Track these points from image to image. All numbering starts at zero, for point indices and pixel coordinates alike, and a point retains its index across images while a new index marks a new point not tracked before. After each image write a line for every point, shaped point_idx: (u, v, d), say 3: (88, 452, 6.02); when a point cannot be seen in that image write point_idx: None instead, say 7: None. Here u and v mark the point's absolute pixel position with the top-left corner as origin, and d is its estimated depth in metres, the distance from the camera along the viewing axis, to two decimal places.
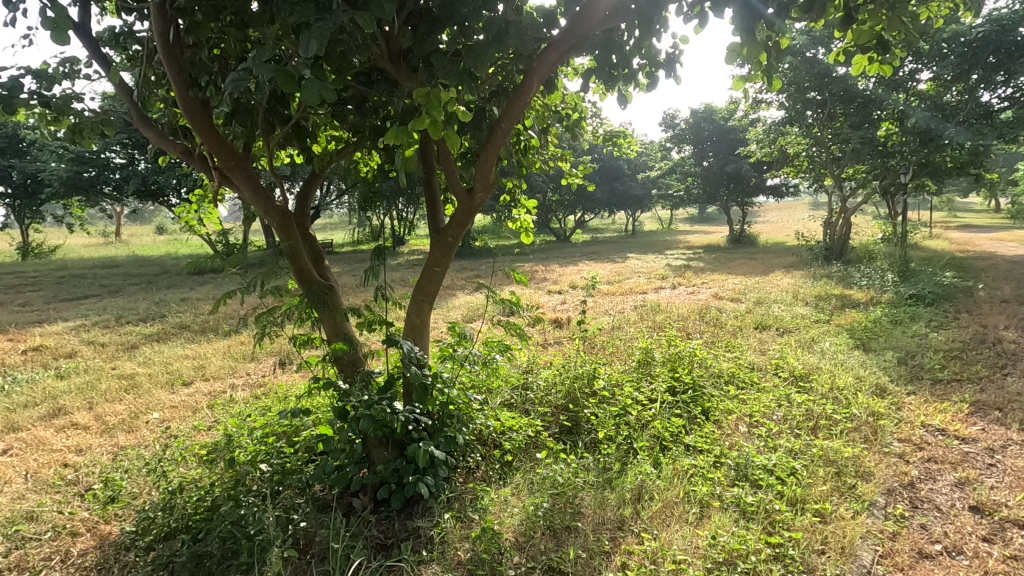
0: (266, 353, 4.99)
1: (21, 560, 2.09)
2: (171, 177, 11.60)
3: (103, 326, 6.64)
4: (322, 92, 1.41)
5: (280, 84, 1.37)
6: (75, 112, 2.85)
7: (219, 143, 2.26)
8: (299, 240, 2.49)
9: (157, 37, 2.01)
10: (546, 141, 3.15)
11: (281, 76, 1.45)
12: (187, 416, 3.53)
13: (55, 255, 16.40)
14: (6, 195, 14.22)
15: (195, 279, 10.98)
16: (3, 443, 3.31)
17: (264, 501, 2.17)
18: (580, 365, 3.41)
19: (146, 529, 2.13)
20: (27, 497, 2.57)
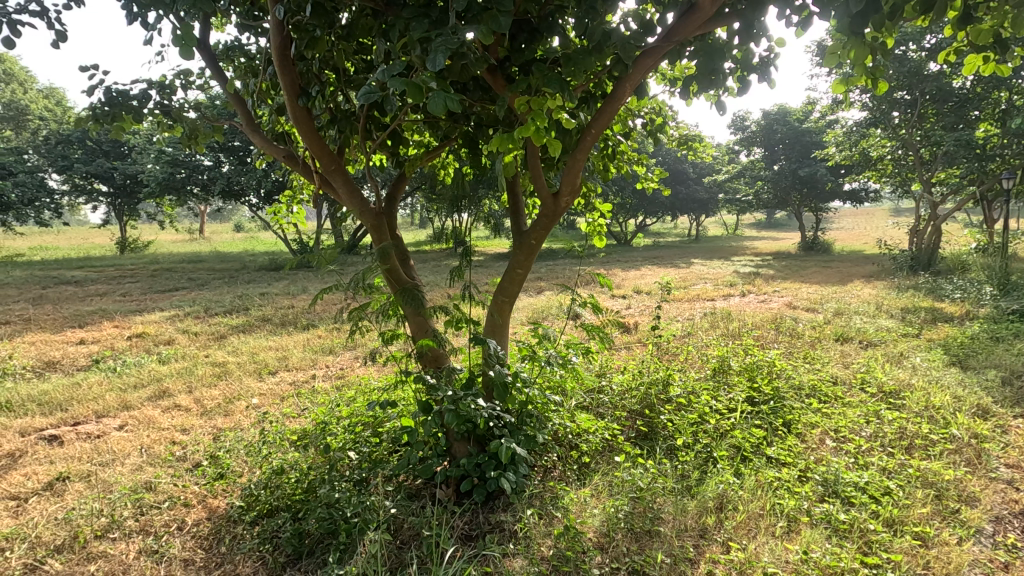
0: (344, 347, 5.25)
1: (146, 524, 2.33)
2: (253, 179, 12.31)
3: (195, 317, 7.17)
4: (447, 101, 1.48)
5: (410, 97, 1.45)
6: (189, 119, 3.13)
7: (322, 149, 2.41)
8: (391, 241, 2.62)
9: (274, 49, 2.17)
10: (629, 146, 3.15)
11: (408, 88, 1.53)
12: (276, 403, 3.77)
13: (148, 250, 17.83)
14: (110, 194, 15.54)
15: (273, 275, 11.61)
16: (119, 420, 3.64)
17: (357, 487, 2.29)
18: (654, 371, 3.39)
19: (251, 505, 2.33)
20: (144, 469, 2.84)
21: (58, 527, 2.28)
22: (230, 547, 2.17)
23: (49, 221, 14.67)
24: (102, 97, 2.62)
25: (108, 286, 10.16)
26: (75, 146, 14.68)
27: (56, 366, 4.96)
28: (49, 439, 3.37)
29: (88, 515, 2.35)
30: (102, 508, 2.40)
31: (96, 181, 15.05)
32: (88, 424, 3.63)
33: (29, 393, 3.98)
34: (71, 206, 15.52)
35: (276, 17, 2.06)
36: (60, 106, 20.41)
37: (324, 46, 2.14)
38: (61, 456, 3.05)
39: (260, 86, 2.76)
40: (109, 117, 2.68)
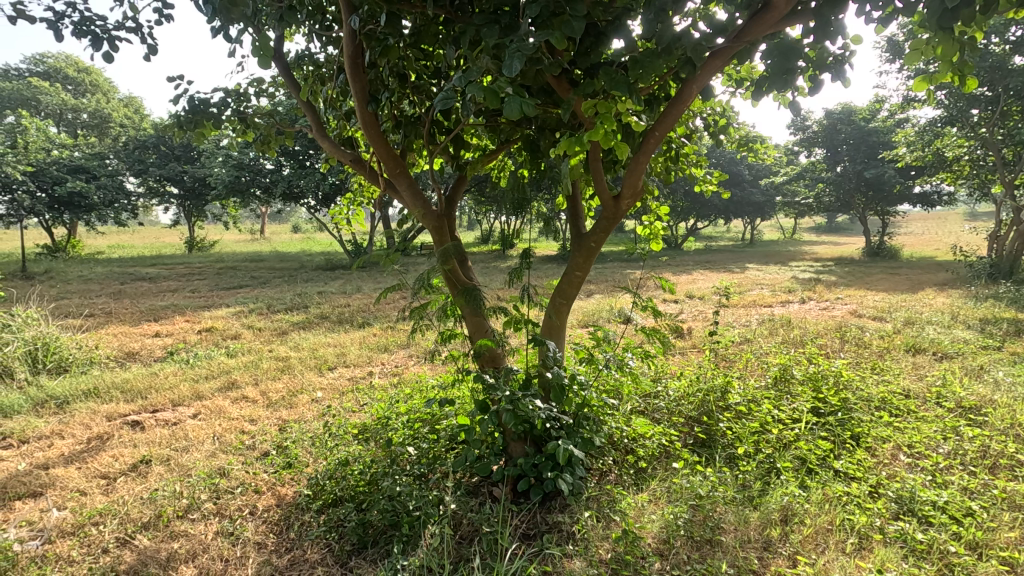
0: (397, 346, 5.38)
1: (222, 508, 2.47)
2: (312, 182, 12.79)
3: (258, 313, 7.52)
4: (524, 105, 1.52)
5: (487, 102, 1.50)
6: (261, 126, 3.32)
7: (387, 152, 2.49)
8: (451, 243, 2.68)
9: (346, 57, 2.26)
10: (692, 148, 3.10)
11: (483, 93, 1.57)
12: (336, 398, 3.91)
13: (214, 249, 18.83)
14: (180, 196, 16.56)
15: (329, 274, 12.03)
16: (192, 409, 3.87)
17: (417, 482, 2.35)
18: (712, 377, 3.31)
19: (318, 494, 2.45)
20: (218, 455, 3.02)
21: (145, 506, 2.45)
22: (298, 533, 2.28)
23: (127, 221, 15.62)
24: (185, 106, 2.81)
25: (178, 283, 10.78)
26: (150, 151, 15.82)
27: (136, 356, 5.31)
28: (132, 424, 3.62)
29: (170, 497, 2.52)
30: (182, 491, 2.56)
31: (169, 184, 16.14)
32: (166, 411, 3.87)
33: (113, 381, 4.28)
34: (146, 208, 16.50)
35: (350, 27, 2.15)
36: (138, 114, 21.83)
37: (395, 54, 2.21)
38: (143, 440, 3.28)
39: (330, 93, 2.89)
40: (192, 123, 2.87)
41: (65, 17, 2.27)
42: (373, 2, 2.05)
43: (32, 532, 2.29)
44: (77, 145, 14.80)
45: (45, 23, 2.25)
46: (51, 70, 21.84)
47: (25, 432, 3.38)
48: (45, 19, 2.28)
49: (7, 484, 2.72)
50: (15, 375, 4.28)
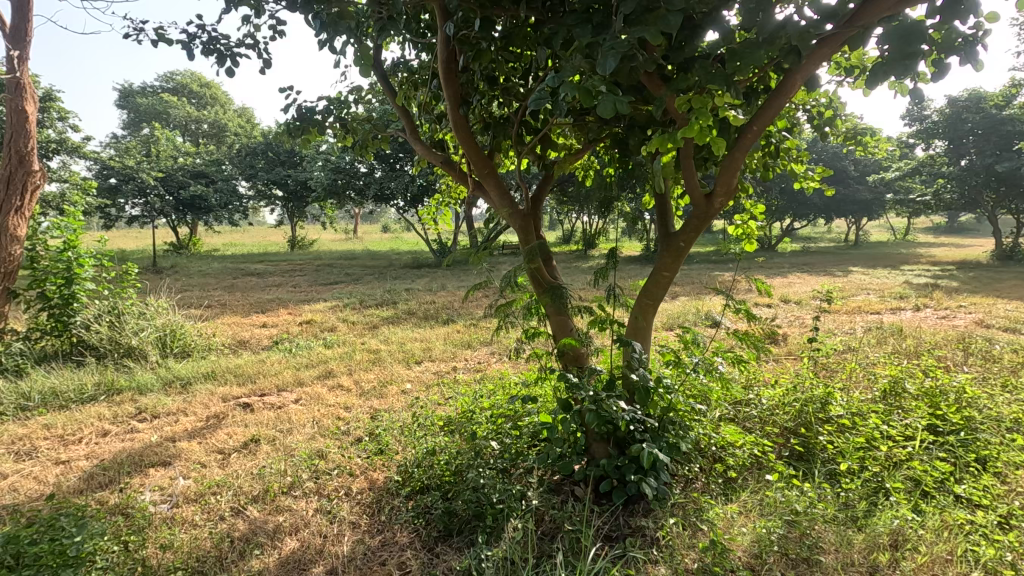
0: (481, 343, 5.51)
1: (321, 487, 2.65)
2: (401, 184, 13.35)
3: (352, 308, 7.98)
4: (617, 103, 1.52)
5: (581, 101, 1.50)
6: (360, 131, 3.53)
7: (476, 153, 2.56)
8: (537, 242, 2.70)
9: (440, 62, 2.35)
10: (793, 143, 2.91)
11: (577, 92, 1.57)
12: (423, 391, 4.06)
13: (313, 247, 20.21)
14: (285, 198, 17.93)
15: (415, 272, 12.52)
16: (295, 394, 4.19)
17: (500, 475, 2.41)
18: (811, 386, 3.09)
19: (407, 480, 2.57)
20: (318, 438, 3.25)
21: (255, 480, 2.69)
22: (389, 516, 2.40)
23: (239, 221, 17.10)
24: (294, 114, 3.05)
25: (281, 279, 11.66)
26: (260, 158, 17.27)
27: (246, 344, 5.83)
28: (244, 405, 3.98)
29: (276, 474, 2.75)
30: (286, 469, 2.79)
31: (275, 187, 17.50)
32: (272, 395, 4.22)
33: (228, 366, 4.72)
34: (256, 209, 18.00)
35: (444, 33, 2.23)
36: (250, 124, 23.88)
37: (487, 57, 2.27)
38: (253, 421, 3.59)
39: (423, 98, 3.01)
40: (300, 130, 3.11)
41: (197, 37, 2.53)
42: (467, 8, 2.12)
43: (163, 497, 2.59)
44: (199, 153, 16.42)
45: (181, 45, 2.53)
46: (179, 86, 24.41)
47: (157, 408, 3.81)
48: (181, 41, 2.56)
49: (142, 453, 3.08)
50: (148, 357, 4.82)
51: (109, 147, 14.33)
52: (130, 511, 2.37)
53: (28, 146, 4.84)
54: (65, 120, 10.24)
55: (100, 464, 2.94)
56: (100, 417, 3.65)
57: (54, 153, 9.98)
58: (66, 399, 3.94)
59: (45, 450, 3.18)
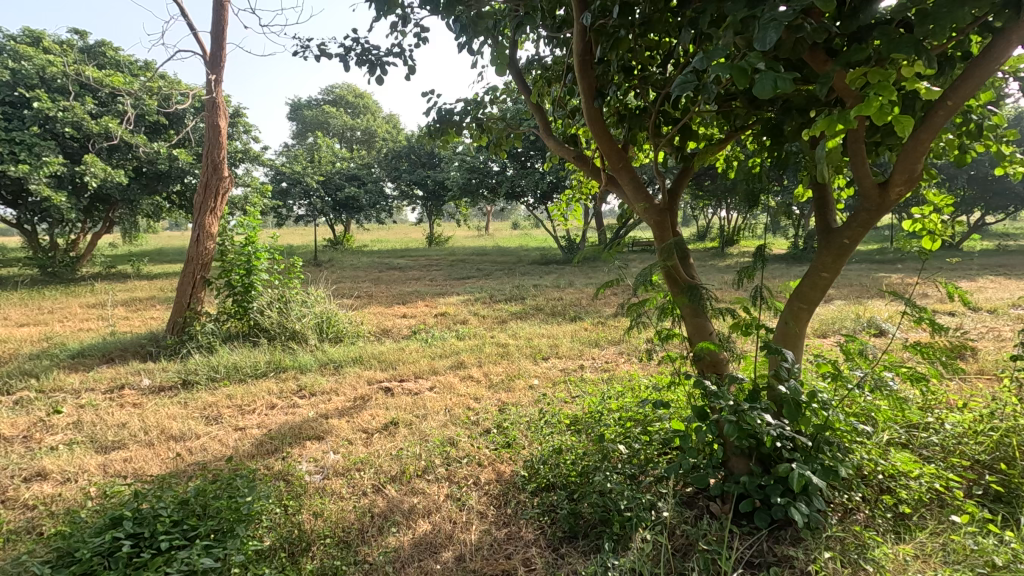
0: (608, 342, 5.39)
1: (452, 474, 2.76)
2: (532, 182, 13.57)
3: (483, 301, 8.29)
4: (778, 81, 1.35)
5: (738, 84, 1.36)
6: (495, 129, 3.61)
7: (611, 147, 2.48)
8: (673, 239, 2.54)
9: (576, 56, 2.32)
10: (997, 120, 2.42)
11: (731, 72, 1.43)
12: (550, 387, 4.07)
13: (448, 243, 21.37)
14: (424, 198, 19.16)
15: (543, 268, 12.66)
16: (429, 382, 4.43)
17: (629, 482, 2.31)
18: (1015, 413, 2.56)
19: (533, 477, 2.59)
20: (450, 426, 3.40)
21: (393, 461, 2.88)
22: (515, 509, 2.43)
23: (385, 219, 18.60)
24: (434, 116, 3.21)
25: (420, 273, 12.44)
26: (404, 160, 18.62)
27: (389, 332, 6.31)
28: (386, 389, 4.29)
29: (412, 457, 2.92)
30: (421, 453, 2.95)
31: (416, 188, 18.77)
32: (409, 382, 4.51)
33: (373, 352, 5.14)
34: (399, 208, 19.47)
35: (581, 24, 2.18)
36: (396, 129, 25.88)
37: (626, 46, 2.17)
38: (393, 404, 3.85)
39: (557, 93, 2.98)
40: (439, 132, 3.27)
41: (352, 49, 2.76)
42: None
43: (317, 468, 2.87)
44: (353, 158, 18.14)
45: (339, 58, 2.77)
46: (338, 98, 27.20)
47: (314, 387, 4.26)
48: (339, 54, 2.82)
49: (301, 426, 3.45)
50: (308, 340, 5.41)
51: (282, 156, 16.39)
52: (290, 479, 2.67)
53: (221, 156, 5.66)
54: (249, 133, 11.89)
55: (268, 433, 3.35)
56: (269, 392, 4.17)
57: (240, 161, 11.64)
58: (244, 373, 4.56)
59: (227, 417, 3.69)
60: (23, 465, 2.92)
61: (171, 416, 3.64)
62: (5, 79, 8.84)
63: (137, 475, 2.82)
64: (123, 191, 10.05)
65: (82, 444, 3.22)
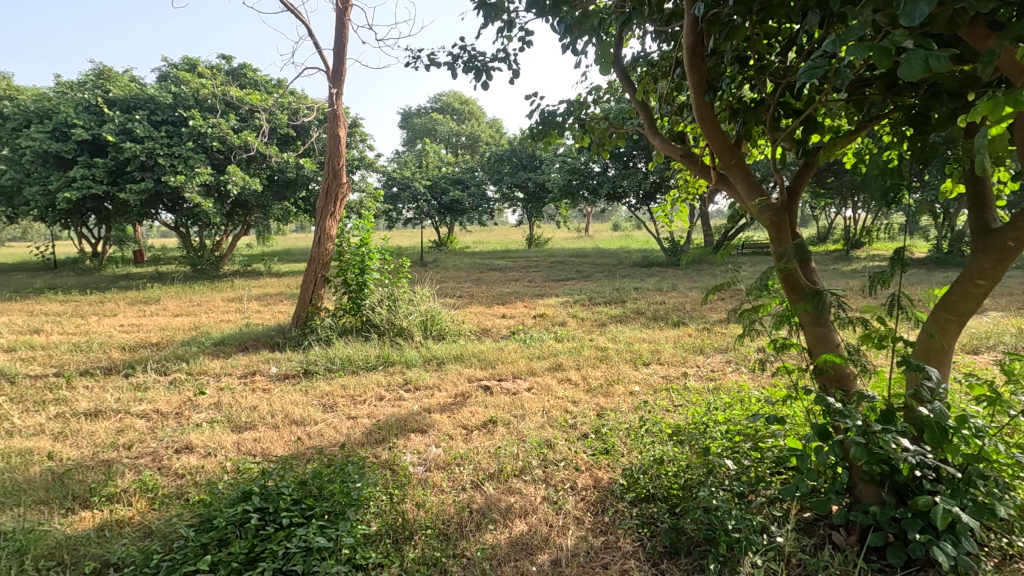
0: (715, 350, 5.10)
1: (549, 476, 2.76)
2: (634, 182, 13.23)
3: (581, 304, 8.22)
4: (931, 59, 1.20)
5: (881, 66, 1.21)
6: (599, 129, 3.55)
7: (722, 142, 2.33)
8: (793, 242, 2.33)
9: (685, 49, 2.22)
10: None
11: (871, 54, 1.28)
12: (651, 394, 3.92)
13: (547, 245, 21.48)
14: (525, 200, 19.42)
15: (645, 271, 12.30)
16: (527, 383, 4.46)
17: (737, 500, 2.16)
18: None
19: (631, 486, 2.51)
20: (547, 428, 3.39)
21: (492, 459, 2.92)
22: (612, 519, 2.36)
23: (487, 221, 19.09)
24: (537, 119, 3.23)
25: (520, 274, 12.60)
26: (506, 163, 19.00)
27: (489, 332, 6.45)
28: (486, 387, 4.39)
29: (510, 456, 2.95)
30: (519, 453, 2.97)
31: (517, 190, 19.07)
32: (508, 381, 4.57)
33: (473, 350, 5.28)
34: (501, 210, 19.89)
35: (692, 15, 2.08)
36: (499, 134, 26.48)
37: (742, 34, 2.03)
38: (492, 403, 3.92)
39: (664, 89, 2.87)
40: (542, 134, 3.28)
41: (460, 57, 2.86)
42: None
43: (420, 460, 2.99)
44: (458, 162, 18.82)
45: (448, 66, 2.88)
46: (445, 106, 28.41)
47: (419, 381, 4.46)
48: (447, 62, 2.92)
49: (406, 419, 3.62)
50: (414, 336, 5.69)
51: (393, 162, 17.40)
52: (396, 468, 2.81)
53: (340, 163, 6.10)
54: (366, 141, 12.74)
55: (377, 424, 3.56)
56: (378, 384, 4.42)
57: (356, 168, 12.50)
58: (356, 366, 4.88)
59: (341, 406, 3.98)
60: (174, 438, 3.34)
61: (294, 402, 3.98)
62: (169, 101, 10.21)
63: (265, 454, 3.11)
64: (258, 198, 11.22)
65: (221, 422, 3.62)
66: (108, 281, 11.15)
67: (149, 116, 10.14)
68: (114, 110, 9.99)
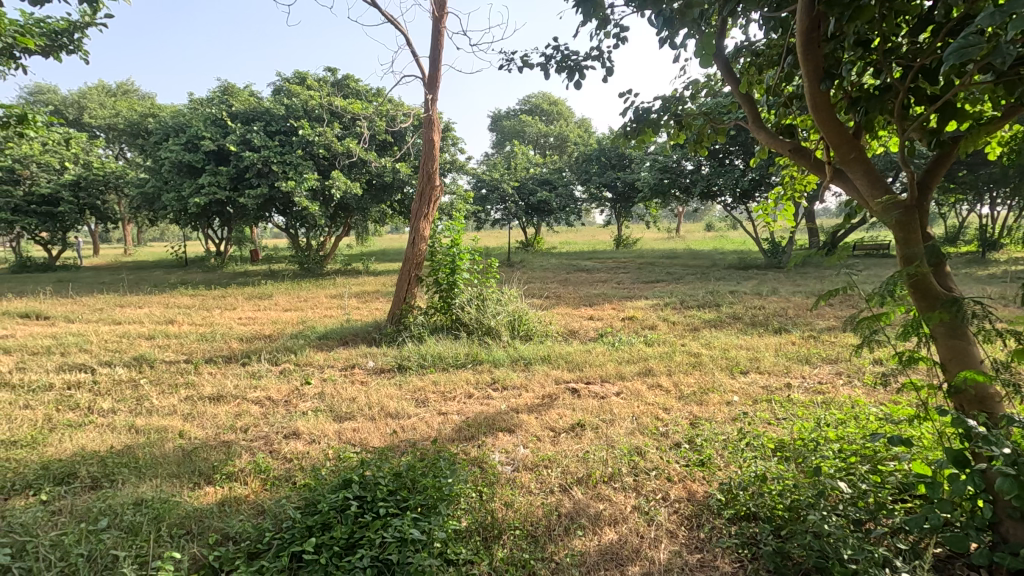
0: (822, 360, 4.71)
1: (640, 485, 2.67)
2: (731, 180, 12.55)
3: (672, 307, 7.92)
4: None
5: None
6: (696, 125, 3.40)
7: (840, 135, 2.13)
8: (924, 243, 2.07)
9: (798, 34, 2.04)
10: None
11: None
12: (751, 405, 3.69)
13: (636, 246, 20.97)
14: (614, 200, 19.08)
15: (742, 274, 11.64)
16: (616, 387, 4.36)
17: (853, 527, 1.96)
18: None
19: (729, 503, 2.37)
20: (637, 434, 3.28)
21: (580, 463, 2.87)
22: (709, 536, 2.24)
23: (574, 222, 18.95)
24: (631, 117, 3.14)
25: (608, 275, 12.38)
26: (594, 163, 18.77)
27: (577, 333, 6.39)
28: (573, 390, 4.34)
29: (599, 461, 2.88)
30: (608, 459, 2.90)
31: (606, 190, 18.78)
32: (596, 384, 4.49)
33: (560, 352, 5.25)
34: (588, 211, 19.70)
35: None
36: (588, 133, 26.22)
37: (868, 14, 1.84)
38: (580, 406, 3.86)
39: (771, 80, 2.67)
40: (636, 132, 3.18)
41: (552, 58, 2.84)
42: None
43: (508, 460, 3.01)
44: (545, 163, 18.85)
45: (540, 67, 2.87)
46: (534, 107, 28.61)
47: (506, 381, 4.50)
48: (539, 64, 2.92)
49: (494, 418, 3.66)
50: (501, 336, 5.75)
51: (483, 164, 17.77)
52: (485, 467, 2.84)
53: (434, 166, 6.28)
54: (457, 145, 13.11)
55: (466, 421, 3.63)
56: (467, 382, 4.52)
57: (448, 171, 12.89)
58: (447, 363, 5.02)
59: (432, 401, 4.10)
60: (283, 425, 3.60)
61: (389, 396, 4.17)
62: (281, 112, 11.09)
63: (363, 444, 3.28)
64: (358, 201, 11.91)
65: (324, 412, 3.86)
66: (229, 278, 12.31)
67: (265, 127, 11.08)
68: (236, 122, 11.02)
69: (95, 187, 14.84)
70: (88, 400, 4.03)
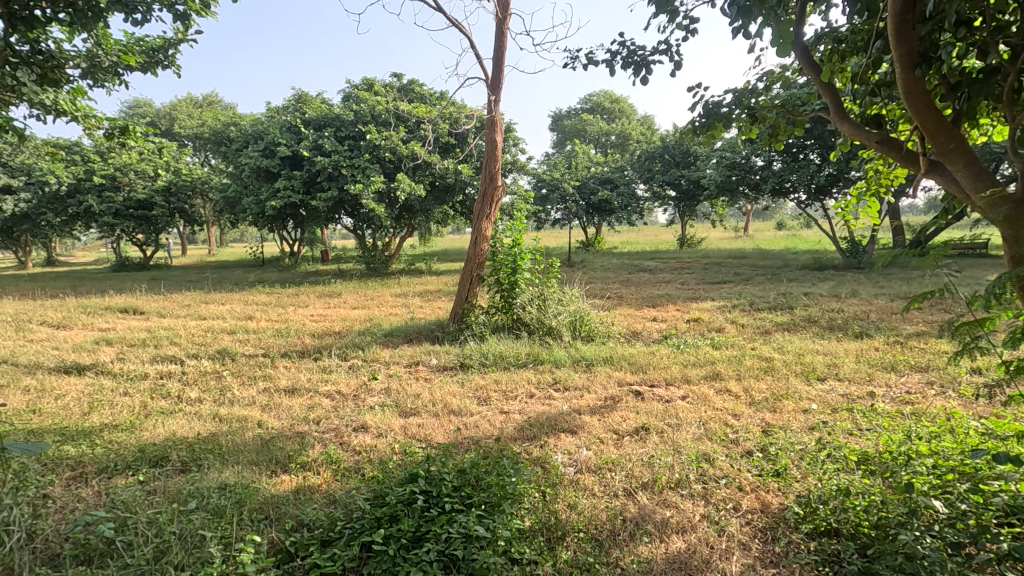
0: (911, 368, 4.36)
1: (709, 493, 2.57)
2: (805, 175, 11.89)
3: (741, 309, 7.60)
4: None
5: None
6: (771, 118, 3.23)
7: (937, 124, 1.94)
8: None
9: (890, 16, 1.88)
10: None
11: None
12: (829, 414, 3.47)
13: (701, 245, 20.29)
14: (678, 198, 18.56)
15: (818, 274, 11.00)
16: (681, 391, 4.23)
17: (951, 550, 1.81)
18: None
19: (808, 517, 2.23)
20: (705, 440, 3.17)
21: (645, 468, 2.81)
22: (785, 551, 2.13)
23: (637, 221, 18.57)
24: (700, 112, 3.03)
25: (672, 275, 12.05)
26: (657, 161, 18.33)
27: (639, 335, 6.25)
28: (636, 393, 4.25)
29: (665, 466, 2.80)
30: (674, 465, 2.81)
31: (669, 188, 18.28)
32: (660, 387, 4.37)
33: (623, 353, 5.16)
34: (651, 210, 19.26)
35: None
36: (651, 130, 25.62)
37: None
38: (644, 409, 3.77)
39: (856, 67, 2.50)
40: (705, 128, 3.07)
41: (618, 53, 2.79)
42: None
43: (571, 461, 2.99)
44: (607, 162, 18.59)
45: (606, 64, 2.82)
46: (595, 106, 28.31)
47: (568, 381, 4.47)
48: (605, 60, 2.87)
49: (556, 419, 3.63)
50: (563, 336, 5.72)
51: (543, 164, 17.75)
52: (547, 467, 2.83)
53: (496, 167, 6.34)
54: (518, 145, 13.16)
55: (528, 420, 3.63)
56: (528, 381, 4.52)
57: (509, 172, 12.97)
58: (508, 362, 5.04)
59: (494, 400, 4.13)
60: (352, 418, 3.74)
61: (451, 393, 4.24)
62: (350, 118, 11.54)
63: (427, 440, 3.35)
64: (421, 203, 12.20)
65: (389, 407, 3.97)
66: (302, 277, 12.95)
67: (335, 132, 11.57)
68: (309, 129, 11.58)
69: (184, 192, 16.02)
70: (178, 390, 4.35)
